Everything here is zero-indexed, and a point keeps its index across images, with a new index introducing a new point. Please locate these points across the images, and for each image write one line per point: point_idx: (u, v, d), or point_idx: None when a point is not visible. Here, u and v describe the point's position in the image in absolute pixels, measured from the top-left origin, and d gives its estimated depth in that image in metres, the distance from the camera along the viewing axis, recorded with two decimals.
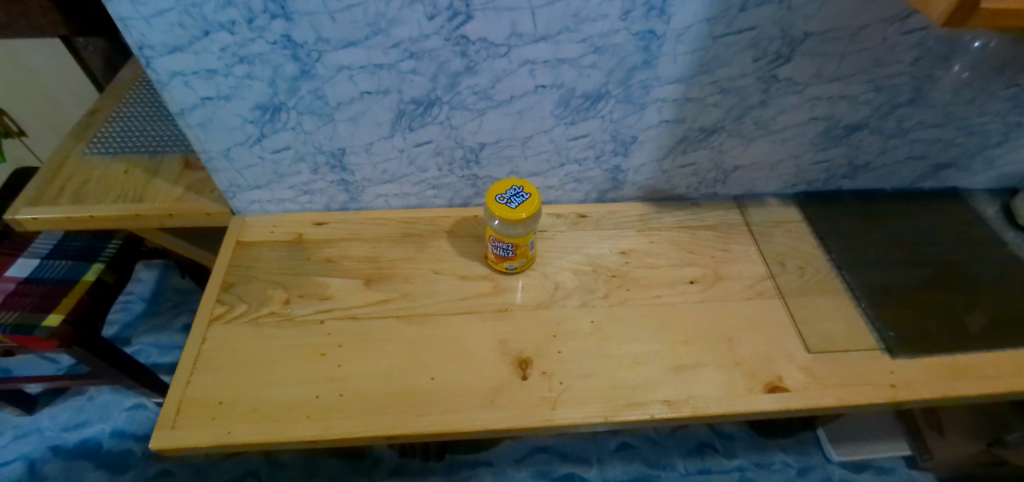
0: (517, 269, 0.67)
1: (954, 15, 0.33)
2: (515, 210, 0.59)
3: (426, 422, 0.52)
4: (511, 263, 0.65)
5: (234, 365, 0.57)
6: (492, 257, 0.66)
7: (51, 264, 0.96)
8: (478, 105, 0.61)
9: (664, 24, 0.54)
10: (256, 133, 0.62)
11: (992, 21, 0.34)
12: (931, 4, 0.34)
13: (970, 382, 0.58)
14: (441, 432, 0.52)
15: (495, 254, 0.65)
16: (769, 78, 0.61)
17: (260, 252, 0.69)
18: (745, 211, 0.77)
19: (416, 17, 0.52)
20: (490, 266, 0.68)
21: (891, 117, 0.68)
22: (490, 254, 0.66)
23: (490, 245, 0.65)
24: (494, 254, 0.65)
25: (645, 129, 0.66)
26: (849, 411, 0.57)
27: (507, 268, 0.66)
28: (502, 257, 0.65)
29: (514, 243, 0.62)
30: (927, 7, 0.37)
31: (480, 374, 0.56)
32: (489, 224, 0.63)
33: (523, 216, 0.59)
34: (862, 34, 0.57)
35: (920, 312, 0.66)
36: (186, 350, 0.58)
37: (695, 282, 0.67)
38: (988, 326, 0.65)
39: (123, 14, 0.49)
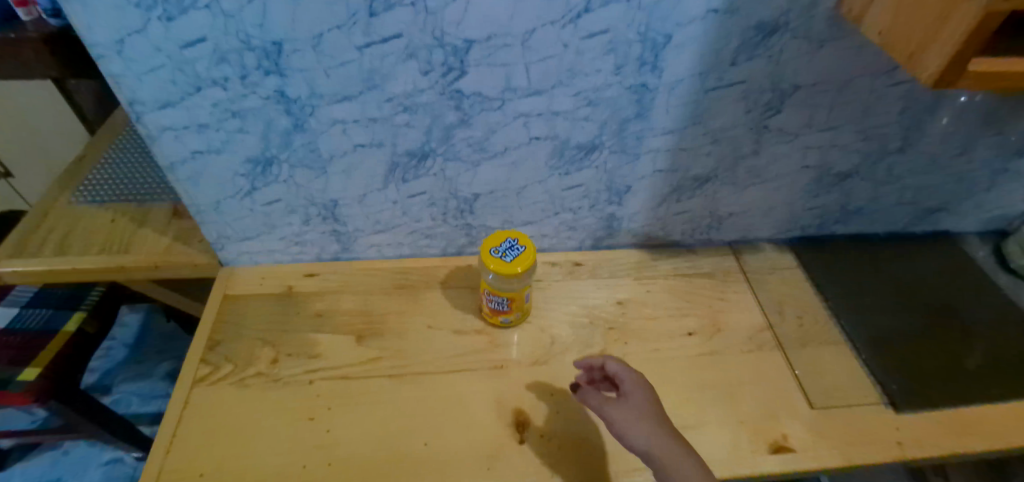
0: (512, 321, 0.65)
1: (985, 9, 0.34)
2: (510, 264, 0.57)
3: None
4: (505, 316, 0.63)
5: (218, 433, 0.54)
6: (486, 311, 0.65)
7: (31, 314, 0.92)
8: (472, 158, 0.61)
9: (656, 78, 0.55)
10: (247, 185, 0.61)
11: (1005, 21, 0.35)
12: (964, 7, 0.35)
13: (979, 437, 0.56)
14: None
15: (489, 307, 0.63)
16: (761, 128, 0.62)
17: (247, 307, 0.67)
18: (741, 257, 0.76)
19: (410, 73, 0.52)
20: (483, 320, 0.66)
21: (881, 165, 0.69)
22: (485, 308, 0.64)
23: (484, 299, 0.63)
24: (487, 306, 0.64)
25: (640, 178, 0.66)
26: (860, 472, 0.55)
27: (503, 322, 0.64)
28: (495, 311, 0.63)
29: (507, 298, 0.61)
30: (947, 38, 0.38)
31: (477, 437, 0.54)
32: (483, 277, 0.62)
33: (517, 270, 0.57)
34: (849, 86, 0.59)
35: (923, 360, 0.65)
36: (167, 415, 0.55)
37: (694, 334, 0.66)
38: (991, 373, 0.64)
39: (114, 71, 0.49)
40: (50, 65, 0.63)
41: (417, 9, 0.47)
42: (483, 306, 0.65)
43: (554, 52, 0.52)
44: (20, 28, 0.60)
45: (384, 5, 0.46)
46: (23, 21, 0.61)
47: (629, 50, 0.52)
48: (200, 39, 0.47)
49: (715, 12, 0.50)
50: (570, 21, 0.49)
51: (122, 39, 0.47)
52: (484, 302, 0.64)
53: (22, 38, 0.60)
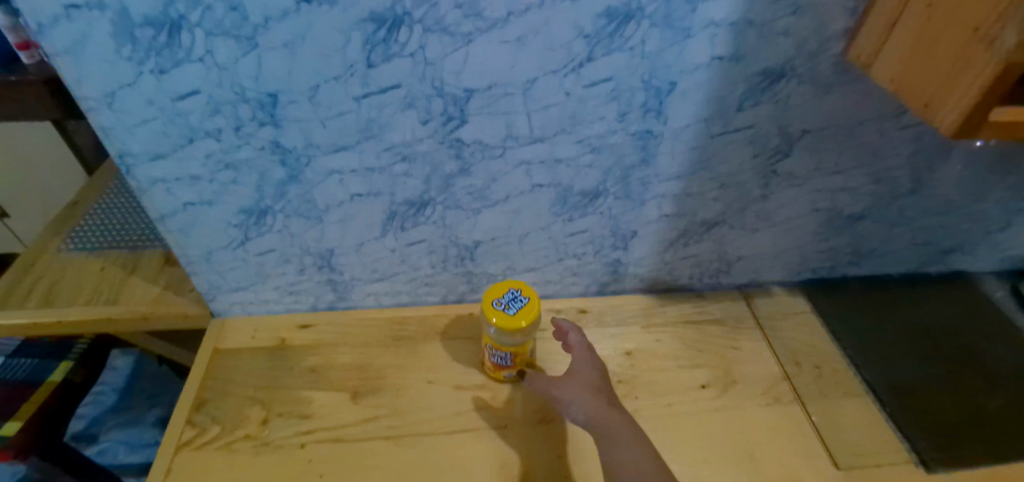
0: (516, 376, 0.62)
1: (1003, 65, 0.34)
2: (512, 317, 0.55)
3: None
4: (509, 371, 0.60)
5: None
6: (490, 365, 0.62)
7: (18, 364, 0.89)
8: (473, 205, 0.59)
9: (661, 124, 0.54)
10: (240, 236, 0.59)
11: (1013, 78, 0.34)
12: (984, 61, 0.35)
13: None
14: None
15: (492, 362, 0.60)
16: (769, 173, 0.61)
17: (238, 362, 0.64)
18: (752, 301, 0.74)
19: (409, 122, 0.51)
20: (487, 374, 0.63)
21: (892, 207, 0.67)
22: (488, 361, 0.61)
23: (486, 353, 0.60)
24: (490, 359, 0.61)
25: (646, 223, 0.64)
26: None
27: (506, 377, 0.62)
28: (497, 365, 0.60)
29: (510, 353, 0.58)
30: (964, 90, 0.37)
31: None
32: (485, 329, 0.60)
33: (519, 324, 0.55)
34: (858, 130, 0.58)
35: (948, 414, 0.62)
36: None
37: (708, 387, 0.62)
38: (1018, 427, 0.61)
39: (104, 124, 0.48)
40: (51, 109, 0.61)
41: (416, 60, 0.46)
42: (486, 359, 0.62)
43: (556, 100, 0.51)
44: (22, 71, 0.59)
45: (383, 56, 0.45)
46: (25, 63, 0.60)
47: (633, 97, 0.51)
48: (193, 91, 0.46)
49: (720, 59, 0.49)
50: (572, 70, 0.48)
51: (112, 92, 0.46)
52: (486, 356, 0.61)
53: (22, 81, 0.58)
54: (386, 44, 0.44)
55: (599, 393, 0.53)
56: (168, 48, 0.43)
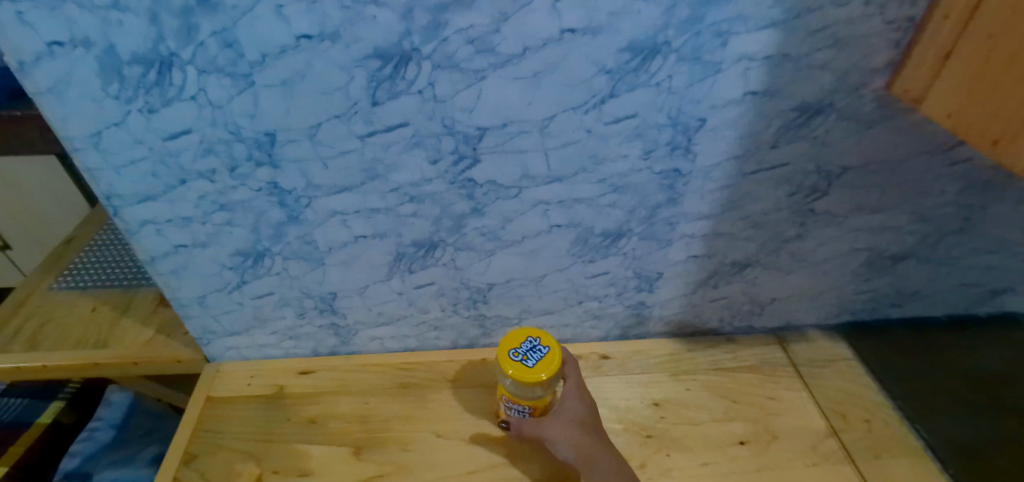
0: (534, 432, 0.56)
1: None
2: (532, 370, 0.50)
3: None
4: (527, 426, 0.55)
5: None
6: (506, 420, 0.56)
7: (7, 402, 0.86)
8: (485, 247, 0.55)
9: (689, 162, 0.49)
10: (235, 279, 0.55)
11: None
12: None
13: None
14: None
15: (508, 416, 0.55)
16: (806, 212, 0.56)
17: (232, 412, 0.60)
18: (788, 346, 0.68)
19: (416, 162, 0.47)
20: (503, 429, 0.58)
21: (940, 246, 0.62)
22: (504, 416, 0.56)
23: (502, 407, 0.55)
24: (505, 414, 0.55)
25: (672, 264, 0.59)
26: None
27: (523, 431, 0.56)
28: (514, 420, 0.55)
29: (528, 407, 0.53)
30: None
31: None
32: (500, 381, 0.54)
33: (539, 376, 0.50)
34: (904, 166, 0.53)
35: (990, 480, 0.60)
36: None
37: (747, 443, 0.57)
38: None
39: (90, 165, 0.44)
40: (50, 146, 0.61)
41: (423, 97, 0.42)
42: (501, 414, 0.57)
43: (576, 138, 0.46)
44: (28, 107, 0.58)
45: (387, 94, 0.41)
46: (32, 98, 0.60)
47: (659, 134, 0.47)
48: (184, 131, 0.43)
49: (754, 94, 0.45)
50: (594, 107, 0.44)
51: (98, 132, 0.42)
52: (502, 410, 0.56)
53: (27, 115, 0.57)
54: (392, 81, 0.41)
55: (587, 431, 0.53)
56: (157, 86, 0.40)
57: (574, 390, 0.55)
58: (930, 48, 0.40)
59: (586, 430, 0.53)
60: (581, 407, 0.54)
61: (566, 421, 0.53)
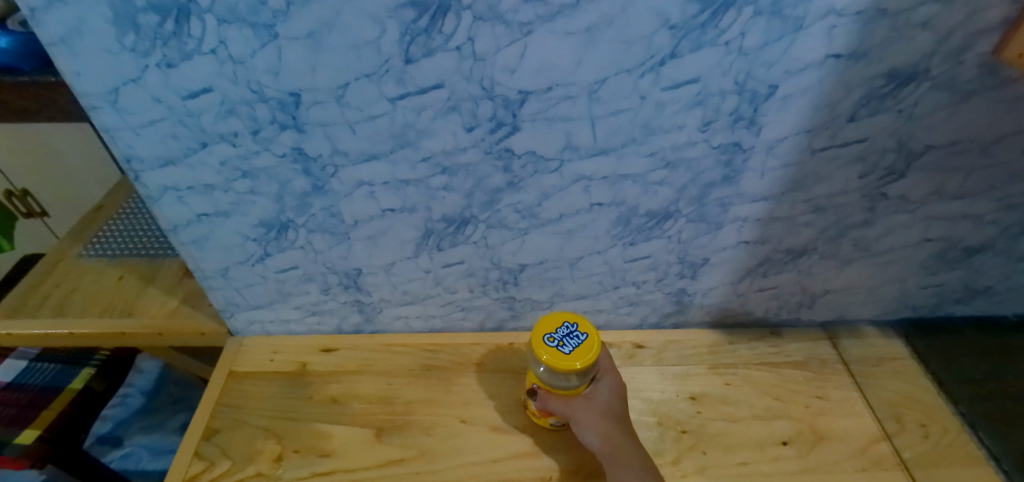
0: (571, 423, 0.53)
1: None
2: (567, 358, 0.46)
3: None
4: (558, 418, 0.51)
5: None
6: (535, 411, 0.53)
7: (41, 367, 0.87)
8: (520, 225, 0.51)
9: (753, 135, 0.45)
10: (259, 251, 0.53)
11: None
12: None
13: None
14: None
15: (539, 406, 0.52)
16: (877, 195, 0.50)
17: (254, 387, 0.58)
18: (838, 342, 0.63)
19: (451, 129, 0.43)
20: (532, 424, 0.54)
21: (1022, 238, 0.56)
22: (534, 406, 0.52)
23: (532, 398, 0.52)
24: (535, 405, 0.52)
25: (720, 250, 0.55)
26: None
27: (551, 424, 0.53)
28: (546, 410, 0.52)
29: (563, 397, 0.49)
30: None
31: None
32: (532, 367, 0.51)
33: (571, 366, 0.46)
34: (994, 147, 0.47)
35: None
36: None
37: (790, 443, 0.53)
38: None
39: (108, 124, 0.42)
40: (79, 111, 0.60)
41: (464, 54, 0.38)
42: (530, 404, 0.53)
43: (628, 104, 0.42)
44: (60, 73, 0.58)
45: (423, 49, 0.38)
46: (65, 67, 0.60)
47: (722, 103, 0.42)
48: (204, 89, 0.40)
49: (836, 56, 0.40)
50: (651, 69, 0.40)
51: (116, 88, 0.40)
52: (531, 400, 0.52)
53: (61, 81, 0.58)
54: (429, 35, 0.37)
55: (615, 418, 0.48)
56: (175, 37, 0.36)
57: (608, 375, 0.51)
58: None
59: (613, 416, 0.48)
60: (613, 395, 0.50)
61: (596, 404, 0.48)
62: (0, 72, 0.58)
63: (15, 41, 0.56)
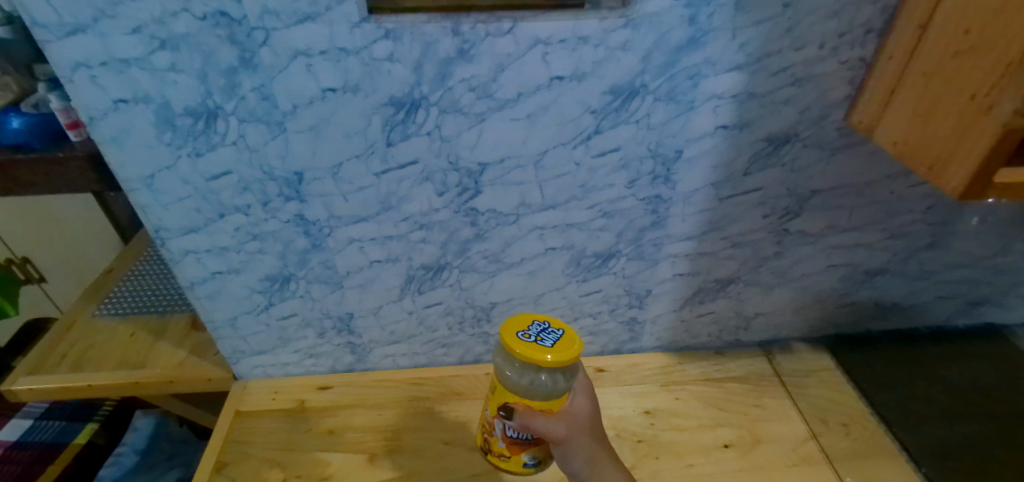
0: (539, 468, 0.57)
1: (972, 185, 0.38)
2: (547, 349, 0.46)
3: None
4: (530, 455, 0.55)
5: None
6: (506, 455, 0.56)
7: (45, 425, 0.91)
8: (488, 268, 0.61)
9: (670, 189, 0.55)
10: (264, 301, 0.61)
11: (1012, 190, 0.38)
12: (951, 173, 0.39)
13: None
14: None
15: (512, 440, 0.53)
16: (782, 231, 0.61)
17: (258, 423, 0.65)
18: (773, 358, 0.72)
19: (426, 194, 0.53)
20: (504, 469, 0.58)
21: (913, 261, 0.66)
22: (506, 445, 0.55)
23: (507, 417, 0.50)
24: (509, 433, 0.53)
25: (660, 282, 0.64)
26: None
27: (525, 462, 0.55)
28: (520, 446, 0.54)
29: (546, 415, 0.49)
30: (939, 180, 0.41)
31: None
32: (507, 379, 0.50)
33: (547, 358, 0.46)
34: (869, 189, 0.58)
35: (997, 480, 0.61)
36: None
37: (731, 446, 0.61)
38: None
39: (143, 202, 0.51)
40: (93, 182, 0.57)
41: (433, 137, 0.48)
42: (499, 449, 0.56)
43: (567, 169, 0.52)
44: (68, 148, 0.56)
45: (401, 135, 0.48)
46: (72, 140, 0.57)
47: (641, 165, 0.53)
48: (224, 172, 0.49)
49: (725, 127, 0.51)
50: (582, 142, 0.50)
51: (152, 174, 0.49)
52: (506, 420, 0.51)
53: (67, 157, 0.55)
54: (404, 125, 0.47)
55: (597, 437, 0.50)
56: (204, 134, 0.46)
57: (586, 390, 0.52)
58: (879, 89, 0.47)
59: (595, 436, 0.50)
60: (591, 413, 0.52)
61: (581, 422, 0.50)
62: (11, 151, 0.56)
63: (26, 121, 0.55)
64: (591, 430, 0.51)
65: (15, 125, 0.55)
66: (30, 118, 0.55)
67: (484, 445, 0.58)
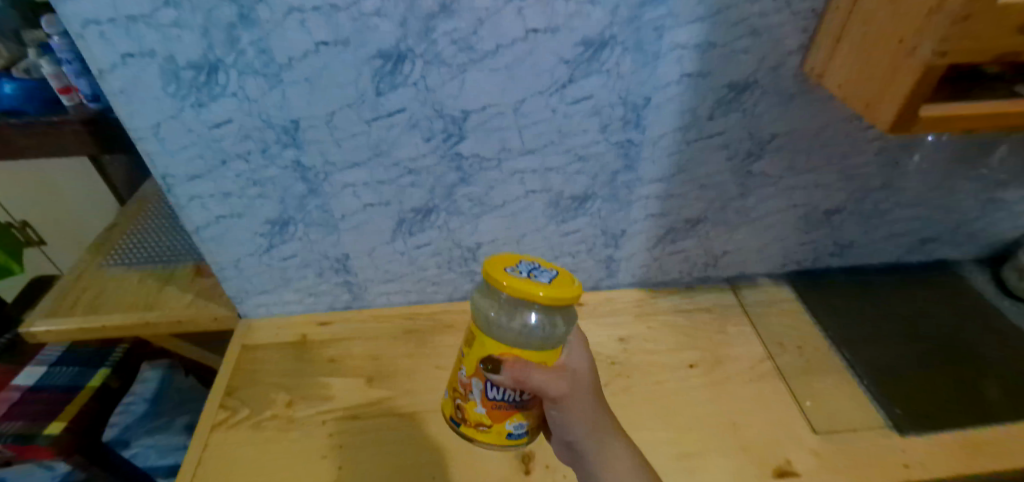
0: (519, 440, 0.52)
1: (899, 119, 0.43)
2: (540, 285, 0.43)
3: None
4: (517, 423, 0.50)
5: (250, 468, 0.60)
6: (485, 425, 0.50)
7: (59, 371, 0.96)
8: (473, 211, 0.66)
9: (640, 133, 0.60)
10: (266, 244, 0.66)
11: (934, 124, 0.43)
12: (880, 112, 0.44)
13: (963, 459, 0.61)
14: None
15: (494, 405, 0.49)
16: (745, 173, 0.66)
17: (265, 354, 0.72)
18: (739, 292, 0.80)
19: (413, 141, 0.57)
20: (481, 444, 0.52)
21: (867, 200, 0.72)
22: (485, 412, 0.50)
23: (492, 369, 0.45)
24: (491, 395, 0.48)
25: (634, 222, 0.70)
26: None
27: (508, 431, 0.51)
28: (502, 412, 0.49)
29: (542, 368, 0.46)
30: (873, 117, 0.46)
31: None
32: (495, 327, 0.47)
33: (539, 294, 0.42)
34: (825, 132, 0.62)
35: (932, 391, 0.69)
36: (182, 472, 0.59)
37: (696, 366, 0.70)
38: (1000, 396, 0.68)
39: (150, 150, 0.54)
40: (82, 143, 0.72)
41: (419, 87, 0.52)
42: (477, 418, 0.50)
43: (544, 116, 0.56)
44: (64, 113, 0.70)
45: (389, 85, 0.52)
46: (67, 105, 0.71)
47: (612, 111, 0.57)
48: (225, 120, 0.53)
49: (689, 75, 0.55)
50: (557, 90, 0.54)
51: (158, 124, 0.52)
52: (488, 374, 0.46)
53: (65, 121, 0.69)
54: (392, 76, 0.51)
55: (592, 395, 0.53)
56: (206, 86, 0.49)
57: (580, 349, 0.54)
58: (828, 36, 0.51)
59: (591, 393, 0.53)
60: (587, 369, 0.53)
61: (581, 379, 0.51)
62: (12, 116, 0.71)
63: (19, 87, 0.69)
64: (586, 388, 0.53)
65: (9, 91, 0.69)
66: (25, 85, 0.69)
67: (457, 415, 0.52)
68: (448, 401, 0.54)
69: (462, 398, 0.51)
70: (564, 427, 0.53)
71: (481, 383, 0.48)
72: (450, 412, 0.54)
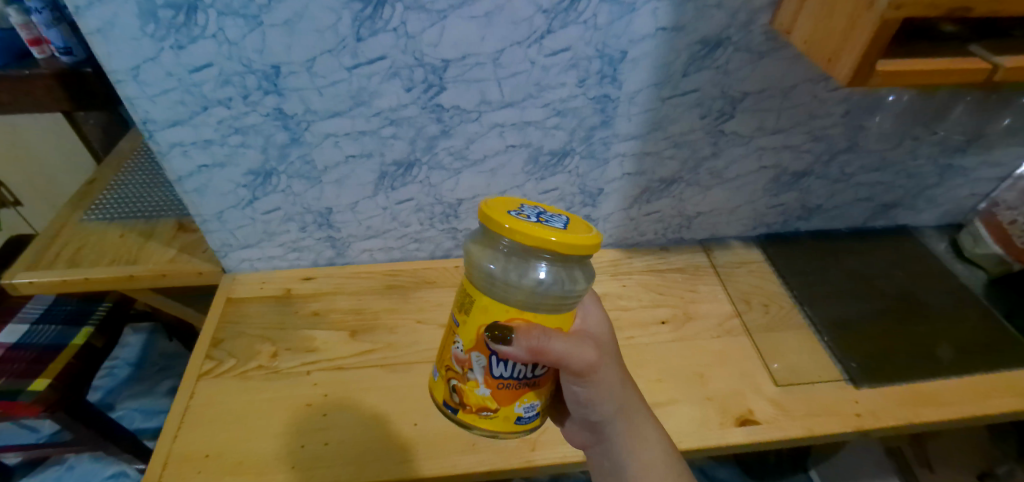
0: (528, 423, 0.48)
1: (856, 76, 0.44)
2: (555, 230, 0.38)
3: (430, 464, 0.57)
4: (528, 405, 0.46)
5: (233, 416, 0.61)
6: (490, 409, 0.46)
7: (41, 330, 0.96)
8: (454, 165, 0.67)
9: (616, 89, 0.61)
10: (248, 196, 0.67)
11: (889, 79, 0.44)
12: (836, 68, 0.45)
13: (914, 409, 0.64)
14: (441, 476, 0.57)
15: (500, 384, 0.44)
16: (717, 132, 0.68)
17: (251, 308, 0.73)
18: (711, 253, 0.83)
19: (394, 90, 0.58)
20: (483, 431, 0.48)
21: (834, 163, 0.75)
22: (490, 394, 0.45)
23: (501, 338, 0.40)
24: (496, 373, 0.43)
25: (610, 181, 0.72)
26: (802, 442, 0.62)
27: (517, 415, 0.47)
28: (508, 393, 0.45)
29: (561, 335, 0.42)
30: (833, 71, 0.47)
31: (442, 427, 0.61)
32: (502, 284, 0.42)
33: (552, 241, 0.37)
34: (793, 92, 0.65)
35: (894, 348, 0.72)
36: (170, 419, 0.60)
37: (667, 322, 0.73)
38: (957, 355, 0.72)
39: (130, 94, 0.54)
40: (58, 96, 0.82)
41: (398, 33, 0.53)
42: (479, 402, 0.46)
43: (522, 68, 0.58)
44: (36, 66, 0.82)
45: (369, 31, 0.53)
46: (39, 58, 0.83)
47: (590, 64, 0.58)
48: (206, 64, 0.53)
49: (665, 29, 0.56)
50: (534, 41, 0.56)
51: (137, 66, 0.52)
52: (493, 344, 0.41)
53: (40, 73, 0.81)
54: (372, 21, 0.52)
55: (618, 369, 0.51)
56: (185, 26, 0.50)
57: (599, 317, 0.54)
58: None
59: (615, 365, 0.51)
60: (607, 336, 0.53)
61: (607, 344, 0.51)
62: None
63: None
64: (613, 358, 0.52)
65: None
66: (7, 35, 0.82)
67: (452, 400, 0.47)
68: (439, 384, 0.49)
69: (459, 380, 0.46)
70: (590, 405, 0.51)
71: (484, 358, 0.43)
72: (442, 398, 0.49)
